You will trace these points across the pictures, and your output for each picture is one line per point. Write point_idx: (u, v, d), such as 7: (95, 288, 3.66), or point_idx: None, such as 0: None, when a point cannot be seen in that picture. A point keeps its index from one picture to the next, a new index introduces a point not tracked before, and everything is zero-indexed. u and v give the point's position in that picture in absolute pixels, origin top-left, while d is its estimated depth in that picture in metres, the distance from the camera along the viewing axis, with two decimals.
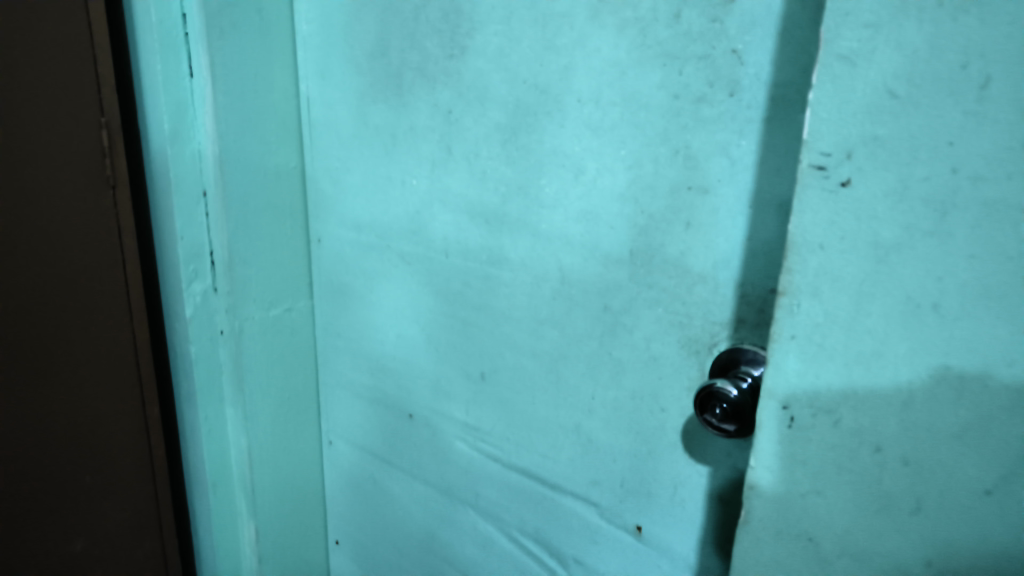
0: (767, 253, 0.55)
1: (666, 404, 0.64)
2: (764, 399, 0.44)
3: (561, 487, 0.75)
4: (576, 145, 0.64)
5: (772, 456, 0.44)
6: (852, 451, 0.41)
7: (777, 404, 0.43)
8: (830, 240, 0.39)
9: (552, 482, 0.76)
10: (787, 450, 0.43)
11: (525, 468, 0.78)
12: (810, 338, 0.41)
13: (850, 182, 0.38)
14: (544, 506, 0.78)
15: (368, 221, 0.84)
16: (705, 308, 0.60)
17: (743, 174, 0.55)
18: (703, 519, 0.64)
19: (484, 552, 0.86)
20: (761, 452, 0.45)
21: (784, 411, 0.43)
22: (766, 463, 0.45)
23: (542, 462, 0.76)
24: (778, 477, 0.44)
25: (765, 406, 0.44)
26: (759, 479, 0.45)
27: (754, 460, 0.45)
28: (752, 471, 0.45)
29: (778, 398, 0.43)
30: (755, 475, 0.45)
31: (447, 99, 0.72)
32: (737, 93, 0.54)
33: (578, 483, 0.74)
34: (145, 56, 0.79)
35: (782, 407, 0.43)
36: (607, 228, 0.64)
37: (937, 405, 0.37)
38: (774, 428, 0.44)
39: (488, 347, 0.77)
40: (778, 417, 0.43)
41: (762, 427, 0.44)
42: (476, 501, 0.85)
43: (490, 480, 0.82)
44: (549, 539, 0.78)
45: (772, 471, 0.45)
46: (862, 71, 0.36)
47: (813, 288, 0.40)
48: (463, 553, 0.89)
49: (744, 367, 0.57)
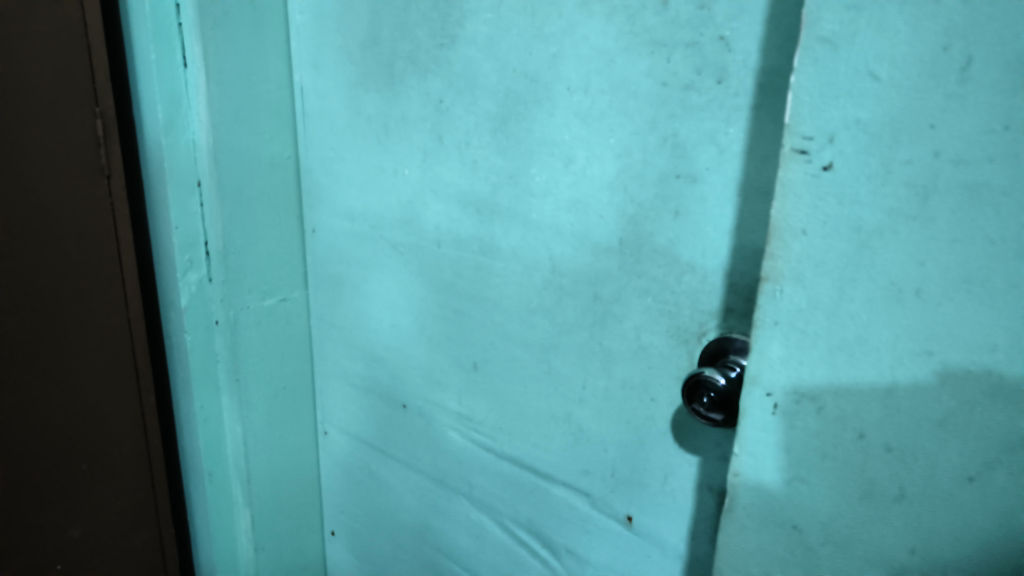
0: (756, 243, 0.55)
1: (655, 394, 0.64)
2: (748, 385, 0.44)
3: (553, 477, 0.76)
4: (565, 133, 0.64)
5: (756, 443, 0.44)
6: (836, 438, 0.41)
7: (761, 391, 0.43)
8: (811, 225, 0.39)
9: (544, 472, 0.76)
10: (770, 437, 0.43)
11: (517, 458, 0.79)
12: (793, 324, 0.41)
13: (832, 166, 0.37)
14: (535, 495, 0.78)
15: (361, 210, 0.84)
16: (695, 297, 0.59)
17: (731, 162, 0.55)
18: (692, 508, 0.64)
19: (478, 542, 0.86)
20: (745, 440, 0.45)
21: (768, 399, 0.43)
22: (750, 451, 0.44)
23: (534, 452, 0.77)
24: (762, 463, 0.44)
25: (749, 393, 0.44)
26: (743, 466, 0.45)
27: (739, 448, 0.45)
28: (737, 458, 0.45)
29: (762, 385, 0.43)
30: (739, 462, 0.45)
31: (438, 88, 0.72)
32: (725, 80, 0.54)
33: (570, 473, 0.74)
34: (139, 45, 0.79)
35: (765, 394, 0.43)
36: (597, 217, 0.64)
37: (919, 391, 0.37)
38: (759, 415, 0.44)
39: (480, 337, 0.78)
40: (761, 404, 0.43)
41: (746, 414, 0.44)
42: (470, 491, 0.85)
43: (484, 470, 0.83)
44: (541, 529, 0.78)
45: (756, 458, 0.44)
46: (843, 53, 0.36)
47: (795, 275, 0.40)
48: (457, 543, 0.89)
49: (732, 357, 0.57)
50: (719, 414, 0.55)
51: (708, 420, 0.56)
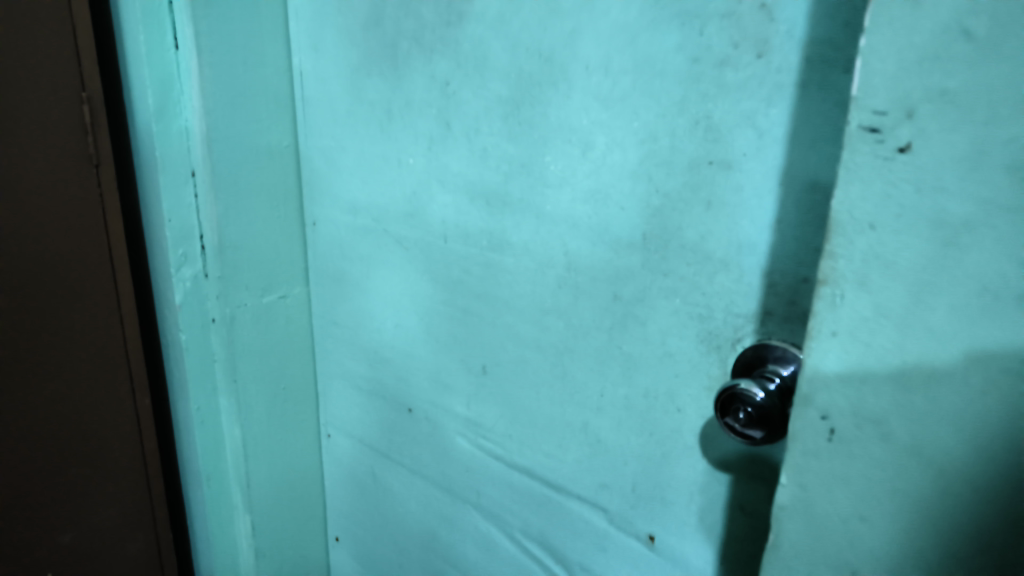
0: (801, 238, 0.49)
1: (682, 404, 0.58)
2: (798, 404, 0.38)
3: (568, 491, 0.70)
4: (584, 117, 0.58)
5: (807, 472, 0.38)
6: (906, 470, 0.35)
7: (815, 413, 0.37)
8: (878, 217, 0.33)
9: (559, 485, 0.71)
10: (825, 466, 0.37)
11: (528, 469, 0.73)
12: (856, 336, 0.35)
13: (910, 147, 0.31)
14: (549, 509, 0.73)
15: (364, 203, 0.78)
16: (728, 298, 0.54)
17: (771, 147, 0.49)
18: (722, 530, 0.58)
19: (487, 555, 0.81)
20: (793, 470, 0.39)
21: (822, 422, 0.37)
22: (800, 482, 0.39)
23: (547, 463, 0.71)
24: (814, 496, 0.38)
25: (800, 414, 0.38)
26: (791, 499, 0.39)
27: (787, 476, 0.39)
28: (784, 489, 0.40)
29: (815, 406, 0.37)
30: (786, 494, 0.39)
31: (445, 70, 0.66)
32: (766, 55, 0.48)
33: (586, 487, 0.68)
34: (128, 26, 0.74)
35: (820, 418, 0.37)
36: (618, 209, 0.58)
37: (1016, 419, 0.31)
38: (811, 440, 0.38)
39: (490, 339, 0.72)
40: (814, 428, 0.37)
41: (794, 438, 0.38)
42: (478, 501, 0.80)
43: (493, 480, 0.77)
44: (555, 544, 0.73)
45: (807, 490, 0.38)
46: (927, 10, 0.30)
47: (859, 279, 0.34)
48: (466, 556, 0.84)
49: (771, 366, 0.51)
50: (759, 431, 0.49)
51: (746, 438, 0.50)
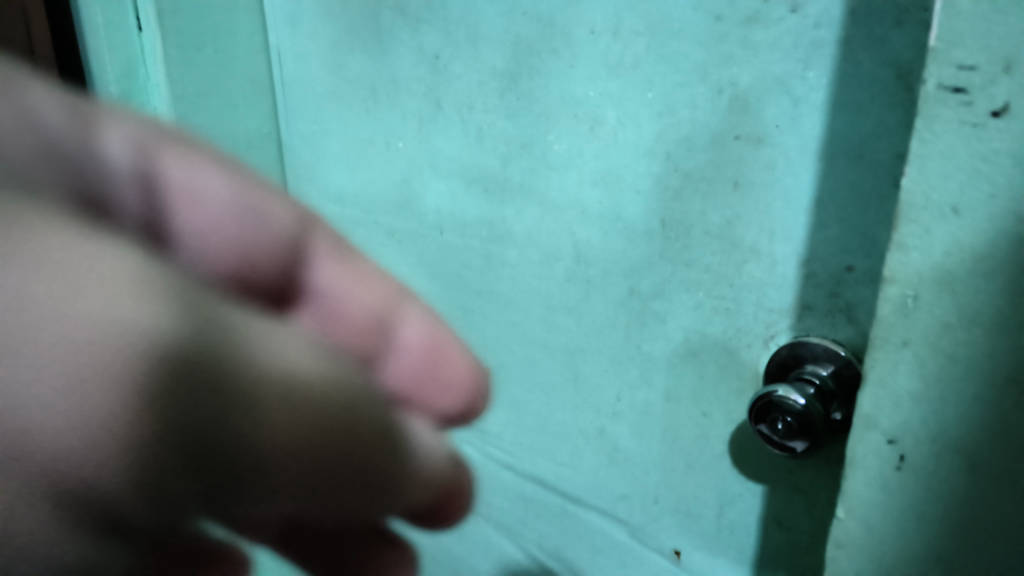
0: (844, 221, 0.42)
1: (709, 408, 0.52)
2: (859, 425, 0.32)
3: (584, 500, 0.64)
4: (590, 89, 0.51)
5: (872, 505, 0.32)
6: (998, 511, 0.28)
7: (880, 437, 0.31)
8: (963, 200, 0.27)
9: (575, 494, 0.65)
10: (893, 499, 0.32)
11: (540, 477, 0.67)
12: (932, 345, 0.29)
13: (1007, 110, 0.25)
14: (564, 519, 0.67)
15: (352, 192, 0.72)
16: (759, 290, 0.47)
17: (808, 116, 0.42)
18: (756, 547, 0.53)
19: (498, 566, 0.76)
20: (851, 502, 0.33)
21: (890, 447, 0.31)
22: (861, 516, 0.33)
23: (560, 470, 0.65)
24: (880, 534, 0.32)
25: (861, 438, 0.32)
26: (849, 535, 0.34)
27: (842, 510, 0.33)
28: (839, 525, 0.34)
29: (880, 429, 0.31)
30: (843, 529, 0.34)
31: (434, 42, 0.59)
32: (801, 8, 0.41)
33: (604, 497, 0.62)
34: (87, 7, 0.68)
35: (887, 442, 0.31)
36: (631, 192, 0.52)
37: None
38: (875, 468, 0.32)
39: (493, 337, 0.66)
40: (878, 454, 0.32)
41: (853, 466, 0.33)
42: (486, 510, 0.74)
43: (502, 488, 0.72)
44: (571, 556, 0.68)
45: (870, 526, 0.33)
46: None
47: (936, 278, 0.28)
48: (477, 567, 0.78)
49: (809, 367, 0.45)
50: (802, 443, 0.43)
51: (787, 450, 0.44)
